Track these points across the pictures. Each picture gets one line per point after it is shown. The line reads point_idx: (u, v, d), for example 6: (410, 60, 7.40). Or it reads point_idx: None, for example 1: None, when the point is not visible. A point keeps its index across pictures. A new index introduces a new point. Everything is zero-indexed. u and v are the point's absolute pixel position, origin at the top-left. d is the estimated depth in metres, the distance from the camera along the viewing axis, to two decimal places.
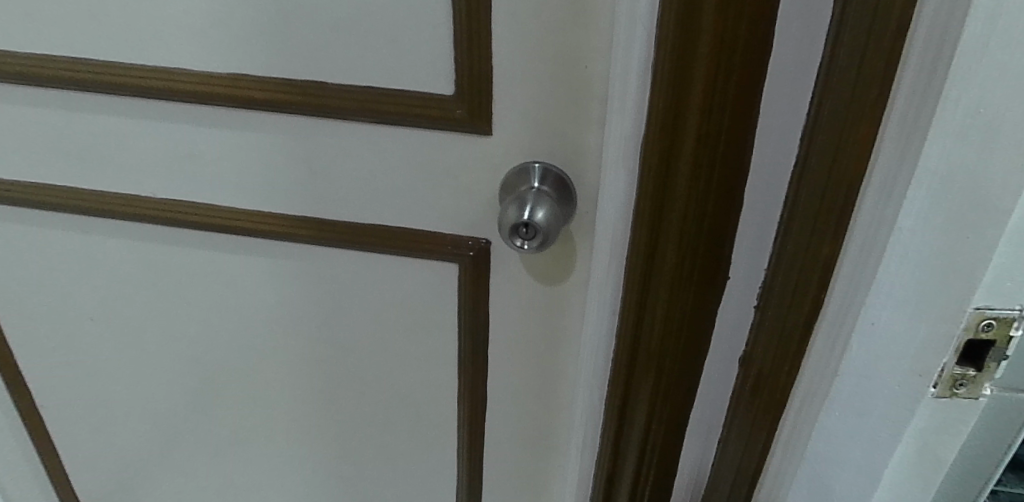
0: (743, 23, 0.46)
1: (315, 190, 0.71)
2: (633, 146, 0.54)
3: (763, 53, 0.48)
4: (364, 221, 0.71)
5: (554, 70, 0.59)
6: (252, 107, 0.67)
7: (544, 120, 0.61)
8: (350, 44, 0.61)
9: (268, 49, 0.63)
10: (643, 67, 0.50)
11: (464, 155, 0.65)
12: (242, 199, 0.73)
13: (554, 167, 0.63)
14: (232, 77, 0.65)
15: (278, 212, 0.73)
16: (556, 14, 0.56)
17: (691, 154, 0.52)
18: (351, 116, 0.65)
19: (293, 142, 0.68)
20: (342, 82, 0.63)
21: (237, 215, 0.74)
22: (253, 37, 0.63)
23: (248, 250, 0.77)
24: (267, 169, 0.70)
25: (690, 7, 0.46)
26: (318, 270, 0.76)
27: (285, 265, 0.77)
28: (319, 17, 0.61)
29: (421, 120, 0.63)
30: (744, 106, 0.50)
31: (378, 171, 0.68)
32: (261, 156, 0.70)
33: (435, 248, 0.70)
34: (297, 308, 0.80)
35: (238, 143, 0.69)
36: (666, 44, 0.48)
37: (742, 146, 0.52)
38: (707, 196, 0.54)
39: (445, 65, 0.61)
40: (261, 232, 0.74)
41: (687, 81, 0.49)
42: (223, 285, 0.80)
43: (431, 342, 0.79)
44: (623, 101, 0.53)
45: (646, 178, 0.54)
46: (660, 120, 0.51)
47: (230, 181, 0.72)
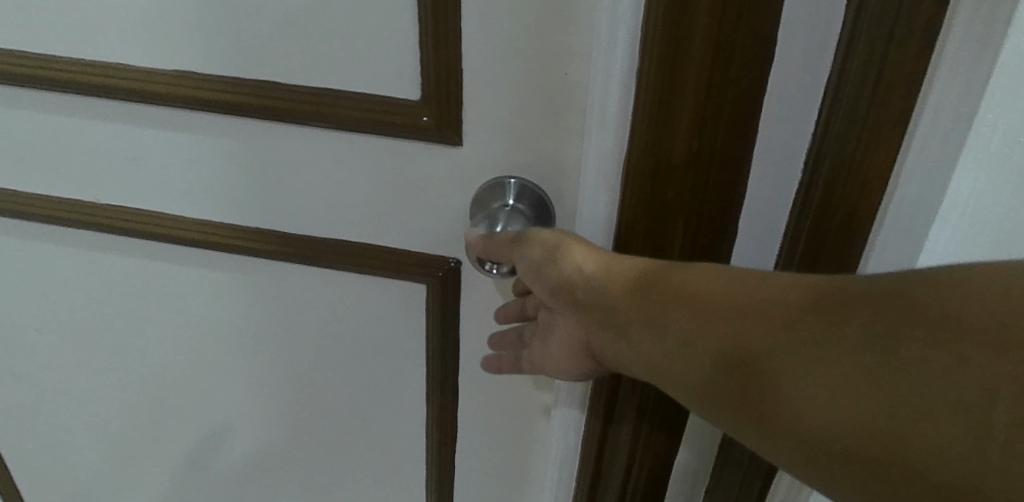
0: (744, 17, 0.41)
1: (271, 200, 0.65)
2: (616, 162, 0.48)
3: (766, 53, 0.43)
4: (325, 235, 0.65)
5: (530, 75, 0.52)
6: (201, 108, 0.61)
7: (520, 130, 0.55)
8: (306, 39, 0.55)
9: (218, 41, 0.57)
10: (627, 71, 0.44)
11: (432, 167, 0.59)
12: (196, 208, 0.67)
13: (531, 183, 0.57)
14: (179, 75, 0.59)
15: (231, 223, 0.67)
16: (530, 12, 0.50)
17: (680, 174, 0.46)
18: (308, 121, 0.59)
19: (247, 146, 0.62)
20: (298, 82, 0.57)
21: (188, 224, 0.68)
22: (202, 30, 0.57)
23: (201, 262, 0.71)
24: (221, 175, 0.64)
25: (682, 11, 0.41)
26: (276, 285, 0.70)
27: (241, 279, 0.71)
28: (271, 11, 0.55)
29: (383, 128, 0.57)
30: (742, 121, 0.45)
31: (338, 182, 0.62)
32: (212, 161, 0.64)
33: (401, 267, 0.65)
34: (254, 325, 0.74)
35: (189, 147, 0.64)
36: (655, 41, 0.42)
37: (740, 161, 0.46)
38: (700, 217, 0.48)
39: (409, 67, 0.54)
40: (212, 243, 0.68)
41: (679, 86, 0.43)
42: (176, 298, 0.74)
43: (397, 367, 0.72)
44: (603, 114, 0.47)
45: (633, 196, 0.48)
46: (647, 131, 0.45)
47: (179, 187, 0.66)
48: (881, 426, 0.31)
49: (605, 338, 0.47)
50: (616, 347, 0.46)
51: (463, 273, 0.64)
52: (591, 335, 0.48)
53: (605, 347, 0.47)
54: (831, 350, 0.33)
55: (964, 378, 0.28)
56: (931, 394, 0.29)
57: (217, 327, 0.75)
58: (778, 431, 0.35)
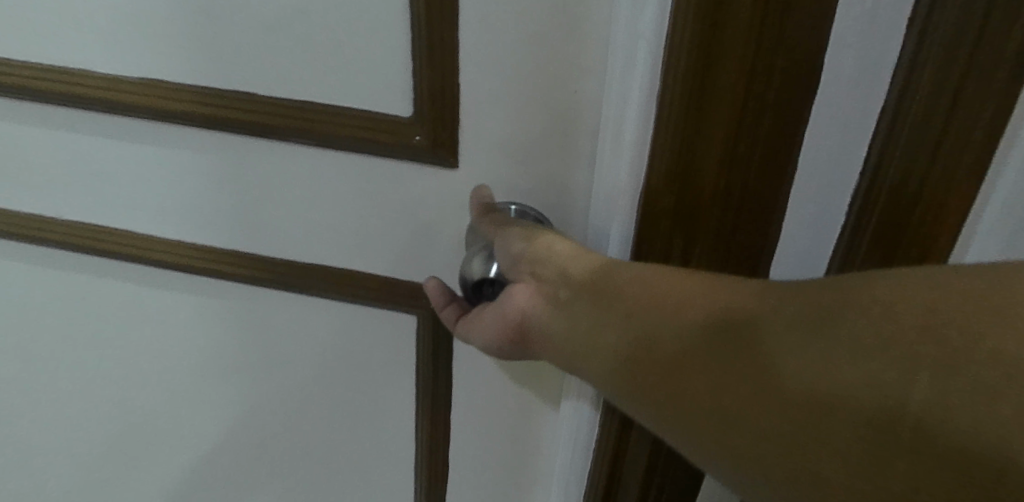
0: (788, 33, 0.35)
1: (246, 221, 0.58)
2: (632, 193, 0.42)
3: (813, 75, 0.37)
4: (306, 261, 0.59)
5: (537, 91, 0.47)
6: (165, 119, 0.54)
7: (524, 151, 0.50)
8: (283, 46, 0.49)
9: (183, 45, 0.51)
10: (650, 90, 0.39)
11: (425, 188, 0.53)
12: (162, 228, 0.60)
13: (532, 209, 0.51)
14: (142, 83, 0.52)
15: (203, 245, 0.60)
16: (537, 21, 0.44)
17: (706, 207, 0.41)
18: (286, 137, 0.52)
19: (219, 163, 0.55)
20: (274, 94, 0.51)
21: (156, 245, 0.61)
22: (165, 35, 0.50)
23: (171, 286, 0.64)
24: (190, 193, 0.58)
25: (714, 27, 0.36)
26: (252, 313, 0.64)
27: (214, 305, 0.64)
28: (245, 16, 0.48)
29: (370, 146, 0.51)
30: (779, 150, 0.39)
31: (320, 204, 0.55)
32: (180, 179, 0.57)
33: (391, 295, 0.59)
34: (227, 355, 0.67)
35: (152, 161, 0.57)
36: (683, 58, 0.37)
37: (777, 197, 0.40)
38: (725, 256, 0.43)
39: (401, 81, 0.49)
40: (183, 266, 0.62)
41: (708, 110, 0.38)
42: (144, 323, 0.68)
43: (384, 400, 0.67)
44: (620, 137, 0.41)
45: (648, 227, 0.43)
46: (669, 159, 0.40)
47: (144, 206, 0.59)
48: (848, 416, 0.29)
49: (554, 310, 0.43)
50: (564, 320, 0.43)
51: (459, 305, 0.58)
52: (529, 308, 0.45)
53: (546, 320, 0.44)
54: (806, 338, 0.31)
55: (948, 390, 0.27)
56: (926, 355, 0.28)
57: (190, 355, 0.69)
58: (724, 412, 0.33)
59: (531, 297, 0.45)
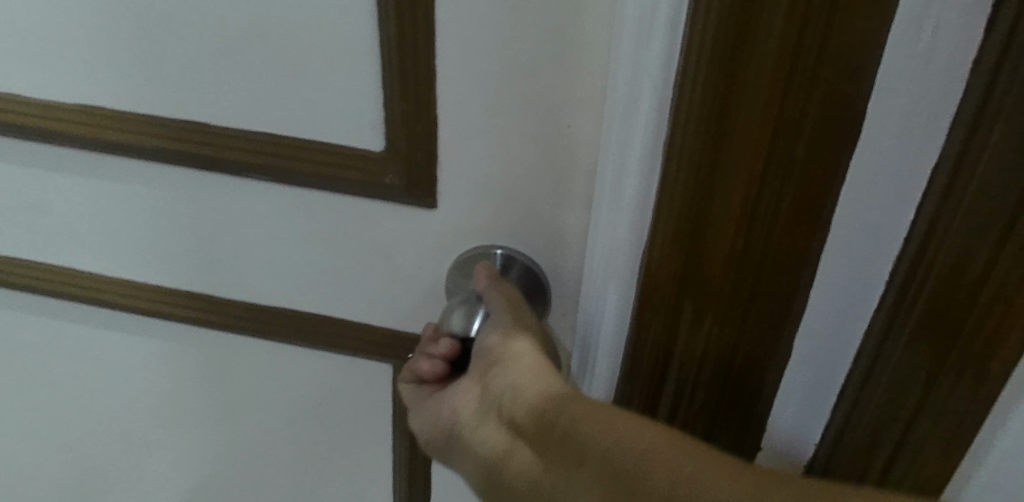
0: (825, 77, 0.28)
1: (204, 262, 0.52)
2: (630, 255, 0.36)
3: (858, 134, 0.29)
4: (270, 305, 0.53)
5: (526, 125, 0.41)
6: (104, 151, 0.47)
7: (511, 191, 0.44)
8: (234, 72, 0.42)
9: (118, 69, 0.44)
10: (654, 139, 0.32)
11: (400, 230, 0.47)
12: (109, 267, 0.54)
13: (519, 254, 0.46)
14: (79, 109, 0.46)
15: (157, 285, 0.54)
16: (526, 47, 0.38)
17: (716, 267, 0.34)
18: (244, 172, 0.46)
19: (170, 199, 0.49)
20: (229, 124, 0.45)
21: (105, 285, 0.55)
22: (98, 59, 0.44)
23: (123, 328, 0.58)
24: (138, 230, 0.51)
25: (732, 55, 0.28)
26: (214, 357, 0.58)
27: (173, 348, 0.58)
28: (190, 38, 0.42)
29: (338, 183, 0.45)
30: (810, 205, 0.31)
31: (284, 245, 0.50)
32: (126, 215, 0.51)
33: (364, 343, 0.53)
34: (188, 401, 0.61)
35: (95, 195, 0.50)
36: (692, 102, 0.30)
37: (806, 274, 0.33)
38: (740, 336, 0.35)
39: (371, 112, 0.42)
40: (136, 308, 0.55)
41: (723, 164, 0.31)
42: (97, 366, 0.61)
43: (360, 451, 0.61)
44: (618, 190, 0.34)
45: (647, 297, 0.36)
46: (675, 218, 0.33)
47: (88, 244, 0.53)
48: None
49: (489, 422, 0.40)
50: (498, 440, 0.39)
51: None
52: (474, 414, 0.40)
53: (478, 431, 0.40)
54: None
55: None
56: None
57: (147, 401, 0.62)
58: None
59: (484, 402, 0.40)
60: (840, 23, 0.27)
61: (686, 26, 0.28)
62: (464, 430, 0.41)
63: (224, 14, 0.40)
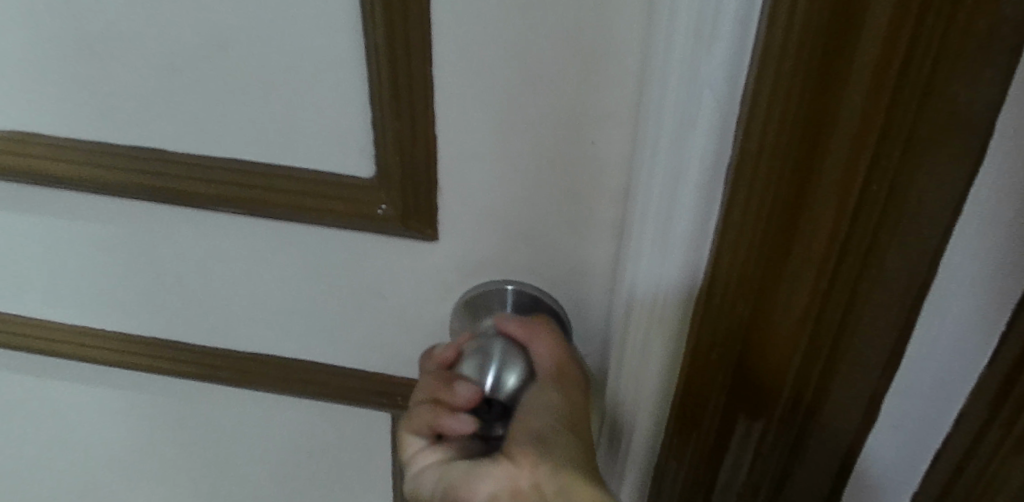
0: (941, 85, 0.22)
1: (172, 306, 0.45)
2: (681, 302, 0.30)
3: (975, 162, 0.23)
4: (249, 351, 0.47)
5: (542, 145, 0.35)
6: (48, 184, 0.40)
7: (524, 221, 0.38)
8: (193, 91, 0.36)
9: (53, 91, 0.37)
10: (713, 170, 0.26)
11: (395, 266, 0.41)
12: (61, 314, 0.47)
13: (530, 287, 0.40)
14: (14, 139, 0.39)
15: (120, 332, 0.47)
16: (540, 53, 0.32)
17: (803, 278, 0.28)
18: (212, 205, 0.40)
19: (128, 236, 0.42)
20: (191, 151, 0.38)
21: (59, 334, 0.48)
22: (33, 81, 0.37)
23: (85, 378, 0.51)
24: (92, 273, 0.45)
25: (832, 43, 0.22)
26: (189, 407, 0.52)
27: (141, 400, 0.52)
28: (138, 54, 0.35)
29: (321, 217, 0.39)
30: (927, 202, 0.25)
31: (261, 286, 0.43)
32: (79, 257, 0.44)
33: (359, 391, 0.47)
34: (163, 453, 0.55)
35: (38, 234, 0.43)
36: (770, 127, 0.24)
37: (900, 313, 0.28)
38: (818, 383, 0.31)
39: (358, 135, 0.36)
40: (97, 358, 0.49)
41: (805, 195, 0.26)
42: (57, 420, 0.55)
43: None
44: (665, 232, 0.28)
45: (707, 347, 0.31)
46: (744, 262, 0.28)
47: (38, 289, 0.46)
48: None
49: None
50: None
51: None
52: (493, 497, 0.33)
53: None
54: None
55: None
56: None
57: (118, 453, 0.56)
58: None
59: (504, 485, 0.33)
60: (966, 23, 0.21)
61: (759, 32, 0.22)
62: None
63: (177, 24, 0.33)
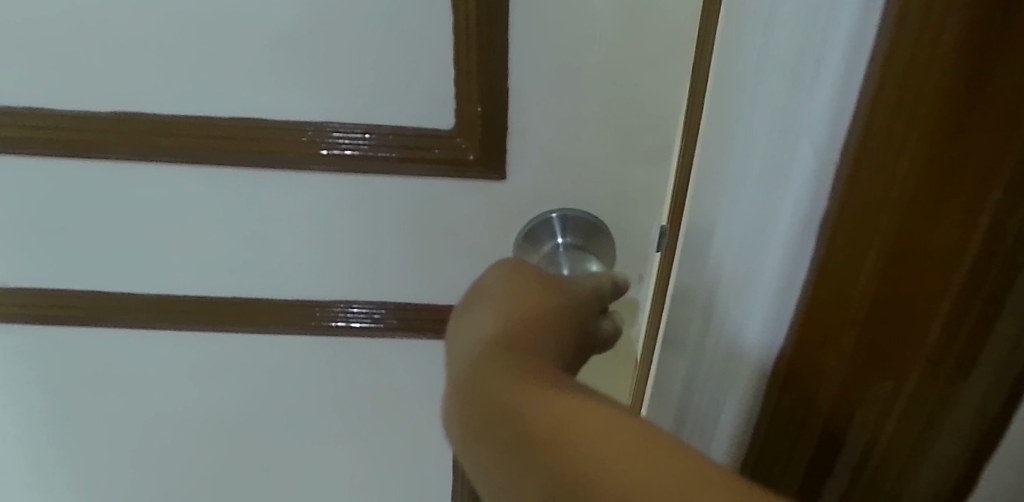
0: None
1: (248, 266, 0.48)
2: (760, 362, 0.29)
3: None
4: (316, 301, 0.50)
5: (605, 81, 0.41)
6: (145, 157, 0.43)
7: (580, 155, 0.43)
8: (289, 55, 0.40)
9: (143, 61, 0.40)
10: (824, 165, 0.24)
11: (469, 208, 0.46)
12: (125, 282, 0.49)
13: (574, 210, 0.46)
14: (115, 116, 0.41)
15: (193, 298, 0.50)
16: (603, 4, 0.38)
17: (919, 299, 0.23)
18: (300, 163, 0.43)
19: (214, 201, 0.45)
20: (286, 112, 0.42)
21: (135, 305, 0.50)
22: (139, 55, 0.39)
23: (154, 349, 0.54)
24: (162, 239, 0.47)
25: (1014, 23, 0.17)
26: (256, 365, 0.55)
27: (210, 362, 0.55)
28: (246, 22, 0.38)
29: (405, 163, 0.43)
30: None
31: (340, 236, 0.47)
32: (163, 225, 0.46)
33: (424, 329, 0.51)
34: (229, 415, 0.58)
35: (117, 207, 0.45)
36: (895, 169, 0.21)
37: None
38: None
39: (442, 87, 0.41)
40: (172, 324, 0.51)
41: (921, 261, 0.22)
42: (123, 394, 0.56)
43: (419, 435, 0.60)
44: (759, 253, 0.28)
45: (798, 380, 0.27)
46: (839, 327, 0.25)
47: (113, 263, 0.48)
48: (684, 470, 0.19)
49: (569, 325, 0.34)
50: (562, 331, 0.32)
51: (351, 323, 0.51)
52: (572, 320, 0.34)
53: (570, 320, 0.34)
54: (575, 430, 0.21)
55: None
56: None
57: (183, 421, 0.58)
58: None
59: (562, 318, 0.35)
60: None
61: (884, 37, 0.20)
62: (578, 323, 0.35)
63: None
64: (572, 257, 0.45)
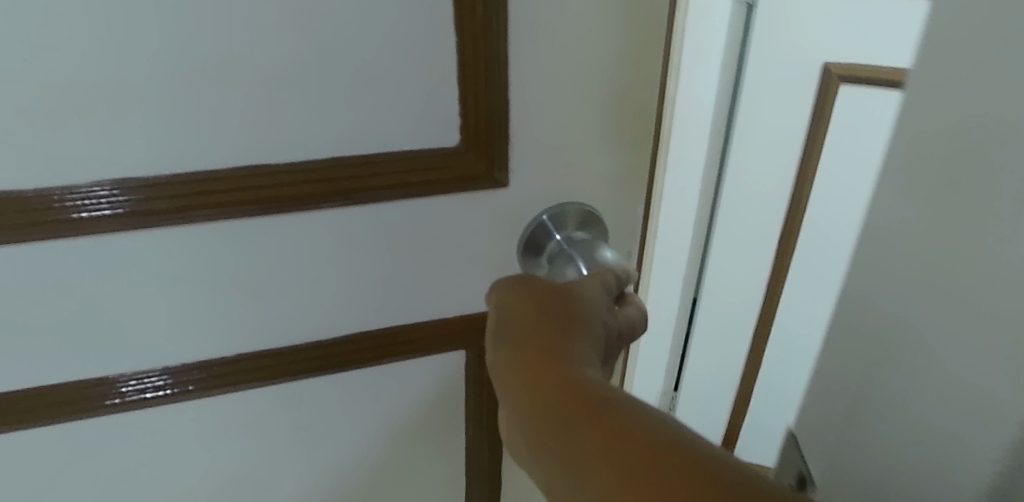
0: None
1: (262, 311, 0.49)
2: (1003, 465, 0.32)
3: None
4: (335, 335, 0.51)
5: (592, 86, 0.44)
6: (153, 224, 0.42)
7: (577, 150, 0.47)
8: (295, 101, 0.40)
9: (148, 123, 0.39)
10: None
11: (473, 217, 0.48)
12: (136, 355, 0.47)
13: (555, 208, 0.49)
14: (117, 191, 0.40)
15: (208, 355, 0.49)
16: (587, 17, 0.42)
17: None
18: (312, 203, 0.44)
19: (221, 255, 0.45)
20: (294, 157, 0.42)
21: (145, 378, 0.48)
22: (139, 121, 0.38)
23: (162, 420, 0.51)
24: (175, 301, 0.46)
25: None
26: (272, 411, 0.54)
27: (222, 420, 0.53)
28: (251, 72, 0.39)
29: (415, 187, 0.45)
30: None
31: (351, 266, 0.48)
32: (172, 287, 0.45)
33: (437, 338, 0.54)
34: (243, 470, 0.56)
35: (117, 276, 0.44)
36: None
37: None
38: None
39: (446, 109, 0.43)
40: (185, 388, 0.50)
41: None
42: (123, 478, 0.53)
43: (433, 444, 0.62)
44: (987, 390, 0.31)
45: None
46: None
47: (119, 336, 0.46)
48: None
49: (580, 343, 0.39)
50: (583, 360, 0.38)
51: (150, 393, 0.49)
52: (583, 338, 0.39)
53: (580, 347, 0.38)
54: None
55: None
56: None
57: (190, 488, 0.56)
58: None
59: (580, 335, 0.39)
60: None
61: None
62: (587, 331, 0.40)
63: (292, 38, 0.38)
64: (579, 248, 0.49)
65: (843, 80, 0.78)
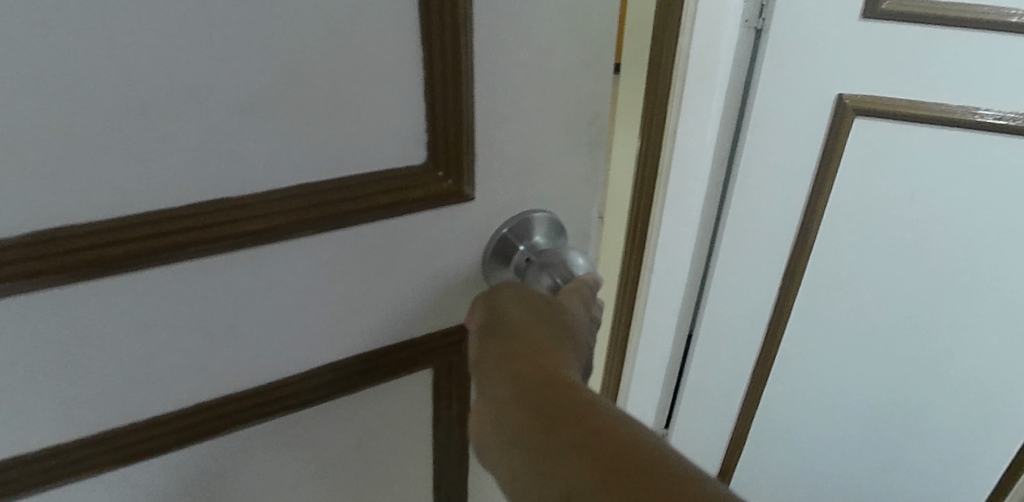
0: None
1: (227, 353, 0.46)
2: None
3: None
4: (303, 369, 0.50)
5: (551, 97, 0.46)
6: (104, 271, 0.39)
7: (537, 159, 0.48)
8: (259, 128, 0.39)
9: (92, 157, 0.36)
10: None
11: (440, 234, 0.48)
12: (80, 414, 0.43)
13: (518, 218, 0.50)
14: (65, 238, 0.37)
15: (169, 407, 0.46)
16: (548, 32, 0.43)
17: None
18: (278, 234, 0.42)
19: (180, 298, 0.42)
20: (259, 186, 0.40)
21: (98, 441, 0.44)
22: (89, 158, 0.35)
23: (114, 481, 0.47)
24: (127, 352, 0.42)
25: None
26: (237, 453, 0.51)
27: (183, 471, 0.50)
28: (213, 102, 0.37)
29: (382, 209, 0.45)
30: None
31: (318, 295, 0.47)
32: (126, 338, 0.42)
33: (406, 359, 0.53)
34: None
35: (62, 332, 0.40)
36: None
37: None
38: None
39: (412, 127, 0.43)
40: (141, 446, 0.46)
41: None
42: None
43: (401, 463, 0.61)
44: None
45: None
46: None
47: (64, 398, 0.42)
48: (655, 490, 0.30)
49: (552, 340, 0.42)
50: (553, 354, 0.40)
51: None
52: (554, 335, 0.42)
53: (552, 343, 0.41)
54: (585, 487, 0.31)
55: None
56: None
57: None
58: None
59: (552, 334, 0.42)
60: None
61: None
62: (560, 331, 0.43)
63: (258, 64, 0.37)
64: (543, 256, 0.50)
65: (858, 111, 0.86)
